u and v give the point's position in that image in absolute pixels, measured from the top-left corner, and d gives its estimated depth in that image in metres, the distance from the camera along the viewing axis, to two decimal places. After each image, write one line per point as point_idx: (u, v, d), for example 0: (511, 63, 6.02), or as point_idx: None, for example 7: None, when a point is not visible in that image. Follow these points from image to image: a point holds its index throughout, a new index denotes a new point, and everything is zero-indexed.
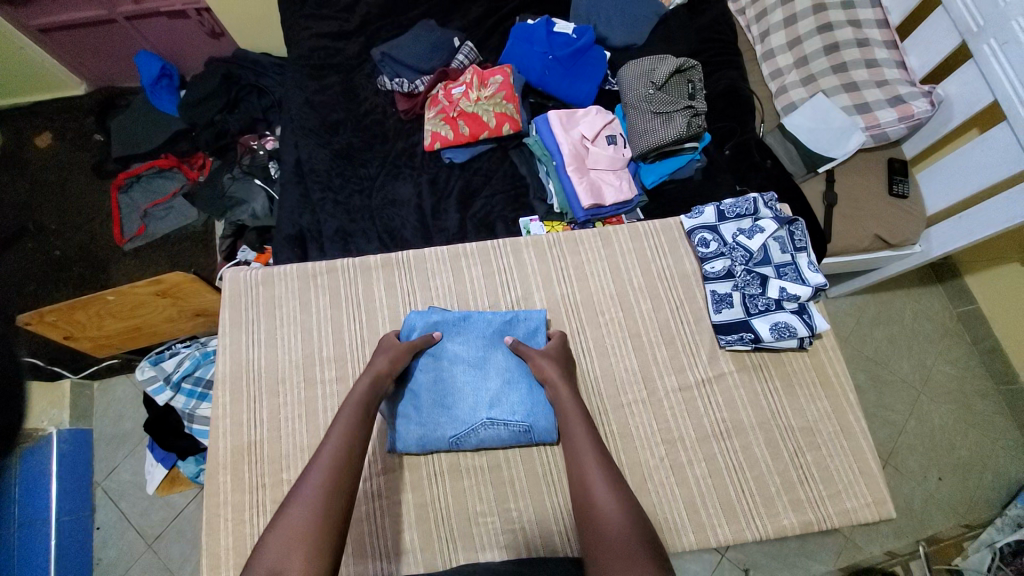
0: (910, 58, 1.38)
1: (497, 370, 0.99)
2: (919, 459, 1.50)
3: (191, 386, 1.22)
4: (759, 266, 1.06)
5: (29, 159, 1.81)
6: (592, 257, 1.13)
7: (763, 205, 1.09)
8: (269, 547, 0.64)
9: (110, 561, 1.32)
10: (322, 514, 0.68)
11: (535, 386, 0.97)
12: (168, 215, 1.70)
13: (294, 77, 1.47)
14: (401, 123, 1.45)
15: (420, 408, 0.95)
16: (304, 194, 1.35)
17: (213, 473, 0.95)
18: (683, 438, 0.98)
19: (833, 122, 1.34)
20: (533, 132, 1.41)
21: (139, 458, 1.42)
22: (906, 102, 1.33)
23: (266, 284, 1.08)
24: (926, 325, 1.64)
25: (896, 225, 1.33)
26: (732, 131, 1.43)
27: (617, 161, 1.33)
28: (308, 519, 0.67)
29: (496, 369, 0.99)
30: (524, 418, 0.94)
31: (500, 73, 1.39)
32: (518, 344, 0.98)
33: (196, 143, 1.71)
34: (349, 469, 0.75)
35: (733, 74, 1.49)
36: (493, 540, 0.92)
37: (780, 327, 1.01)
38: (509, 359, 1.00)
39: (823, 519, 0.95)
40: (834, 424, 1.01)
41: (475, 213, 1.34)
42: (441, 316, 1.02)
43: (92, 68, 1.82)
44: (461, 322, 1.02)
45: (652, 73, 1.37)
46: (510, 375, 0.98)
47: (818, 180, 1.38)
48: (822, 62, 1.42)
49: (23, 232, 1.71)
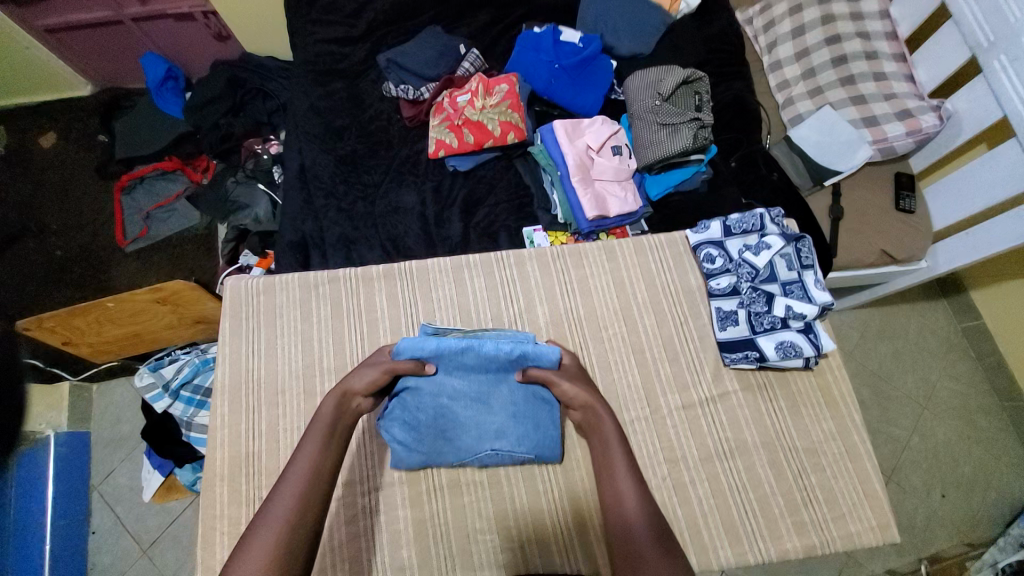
0: (918, 71, 1.38)
1: (501, 404, 0.94)
2: (922, 475, 1.48)
3: (189, 394, 1.22)
4: (765, 284, 1.05)
5: (32, 158, 1.81)
6: (596, 271, 1.12)
7: (770, 221, 1.09)
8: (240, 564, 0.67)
9: (104, 567, 1.32)
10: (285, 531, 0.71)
11: (542, 423, 0.94)
12: (170, 217, 1.69)
13: (300, 82, 1.46)
14: (405, 130, 1.45)
15: (421, 438, 0.92)
16: (307, 200, 1.35)
17: (210, 485, 0.94)
18: (686, 457, 0.97)
19: (840, 135, 1.33)
20: (537, 141, 1.41)
21: (135, 463, 1.41)
22: (913, 116, 1.32)
23: (266, 293, 1.07)
24: (930, 340, 1.62)
25: (903, 241, 1.31)
26: (738, 143, 1.43)
27: (621, 172, 1.32)
28: (270, 544, 0.69)
29: (501, 403, 0.94)
30: (529, 450, 0.93)
31: (506, 82, 1.38)
32: (528, 372, 0.93)
33: (200, 146, 1.70)
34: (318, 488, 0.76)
35: (740, 86, 1.49)
36: (491, 559, 0.91)
37: (785, 345, 1.00)
38: (515, 393, 0.95)
39: (827, 542, 0.93)
40: (839, 446, 1.00)
41: (478, 222, 1.33)
42: (439, 348, 0.92)
43: (98, 70, 1.82)
44: (461, 355, 0.93)
45: (659, 84, 1.36)
46: (516, 409, 0.94)
47: (824, 194, 1.36)
48: (829, 74, 1.41)
49: (25, 232, 1.71)
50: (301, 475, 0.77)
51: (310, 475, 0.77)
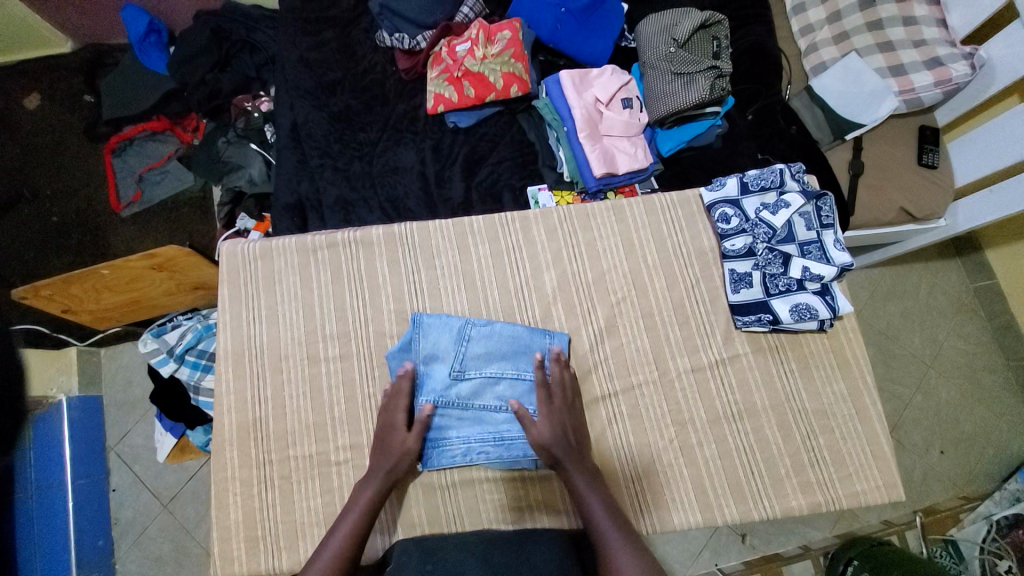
0: (951, 17, 1.26)
1: (496, 395, 0.95)
2: (922, 432, 1.49)
3: (194, 358, 1.23)
4: (781, 245, 1.01)
5: (18, 120, 1.73)
6: (605, 233, 1.08)
7: (789, 177, 1.04)
8: None
9: (127, 521, 1.37)
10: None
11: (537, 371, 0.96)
12: (163, 179, 1.64)
13: (287, 32, 1.37)
14: (402, 83, 1.36)
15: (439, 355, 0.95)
16: (302, 160, 1.29)
17: (220, 449, 0.95)
18: (694, 420, 0.97)
19: (865, 85, 1.24)
20: (542, 94, 1.32)
21: (148, 424, 1.43)
22: (943, 64, 1.23)
23: (264, 260, 1.04)
24: (940, 300, 1.59)
25: (923, 198, 1.25)
26: (757, 93, 1.34)
27: (632, 126, 1.25)
28: None
29: (495, 396, 0.95)
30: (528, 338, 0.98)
31: (508, 28, 1.27)
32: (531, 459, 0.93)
33: (188, 104, 1.62)
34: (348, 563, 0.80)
35: (761, 29, 1.37)
36: (500, 515, 0.93)
37: (800, 308, 0.98)
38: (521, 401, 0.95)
39: (832, 501, 0.94)
40: (849, 407, 0.99)
41: (481, 181, 1.28)
42: (448, 462, 0.92)
43: (76, 25, 1.70)
44: (466, 458, 0.92)
45: (674, 29, 1.26)
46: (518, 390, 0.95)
47: (845, 148, 1.29)
48: (856, 18, 1.31)
49: (19, 198, 1.66)
50: (329, 558, 0.80)
51: (342, 558, 0.80)
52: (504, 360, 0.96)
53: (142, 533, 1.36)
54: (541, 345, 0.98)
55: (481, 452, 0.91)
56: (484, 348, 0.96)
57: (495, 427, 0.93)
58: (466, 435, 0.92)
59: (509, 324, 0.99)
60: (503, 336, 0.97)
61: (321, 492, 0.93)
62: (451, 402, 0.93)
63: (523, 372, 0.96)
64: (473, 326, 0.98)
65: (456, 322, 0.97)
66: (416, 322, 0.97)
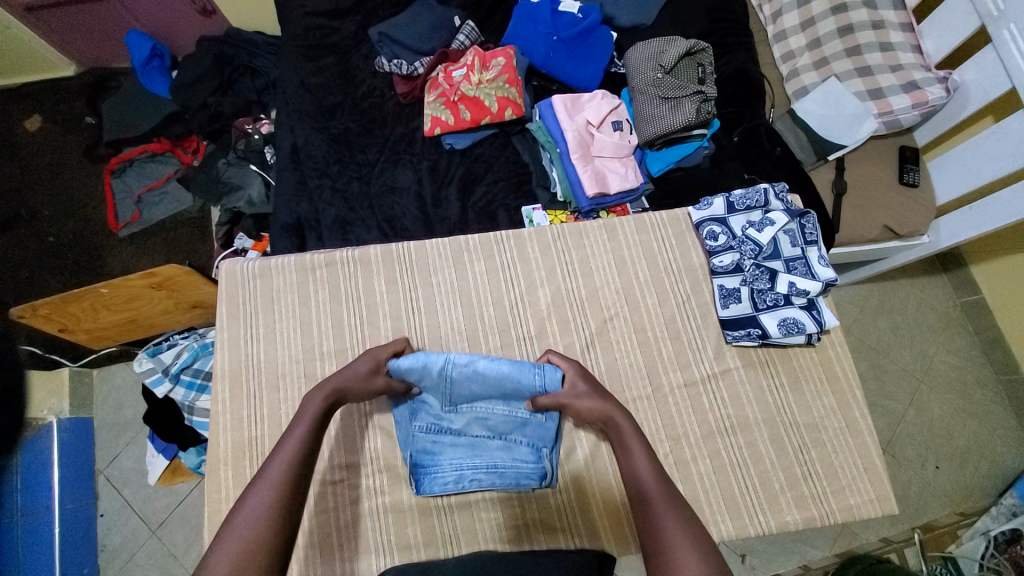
0: (925, 41, 1.33)
1: (490, 425, 0.94)
2: (916, 447, 1.50)
3: (189, 378, 1.22)
4: (768, 261, 1.04)
5: (18, 143, 1.76)
6: (598, 251, 1.10)
7: (774, 197, 1.08)
8: (240, 529, 0.65)
9: (115, 547, 1.34)
10: (267, 535, 0.65)
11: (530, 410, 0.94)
12: (162, 201, 1.67)
13: (289, 58, 1.41)
14: (400, 107, 1.40)
15: (429, 388, 0.94)
16: (301, 181, 1.32)
17: (215, 469, 0.95)
18: (688, 435, 0.98)
19: (845, 108, 1.30)
20: (536, 117, 1.37)
21: (140, 447, 1.42)
22: (920, 88, 1.29)
23: (262, 278, 1.05)
24: (928, 315, 1.62)
25: (905, 216, 1.29)
26: (741, 117, 1.39)
27: (622, 148, 1.30)
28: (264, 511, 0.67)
29: (489, 426, 0.94)
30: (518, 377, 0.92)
31: (502, 55, 1.33)
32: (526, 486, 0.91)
33: (189, 126, 1.66)
34: (300, 474, 0.73)
35: (744, 57, 1.44)
36: (494, 533, 0.92)
37: (788, 323, 1.00)
38: (516, 435, 0.94)
39: (826, 515, 0.95)
40: (839, 420, 1.01)
41: (476, 201, 1.31)
42: (442, 488, 0.90)
43: (80, 50, 1.75)
44: (458, 483, 0.90)
45: (660, 56, 1.32)
46: (511, 422, 0.94)
47: (828, 168, 1.33)
48: (836, 44, 1.37)
49: (16, 218, 1.68)
50: (288, 455, 0.74)
51: (300, 455, 0.75)
52: (493, 395, 0.94)
53: (130, 559, 1.33)
54: (530, 385, 0.92)
55: (473, 480, 0.90)
56: (470, 386, 0.93)
57: (489, 457, 0.93)
58: (460, 462, 0.92)
59: (494, 363, 0.93)
60: (491, 373, 0.93)
61: (315, 512, 0.92)
62: (444, 432, 0.93)
63: (515, 410, 0.94)
64: (456, 364, 0.93)
65: (437, 361, 0.92)
66: (395, 365, 0.92)
